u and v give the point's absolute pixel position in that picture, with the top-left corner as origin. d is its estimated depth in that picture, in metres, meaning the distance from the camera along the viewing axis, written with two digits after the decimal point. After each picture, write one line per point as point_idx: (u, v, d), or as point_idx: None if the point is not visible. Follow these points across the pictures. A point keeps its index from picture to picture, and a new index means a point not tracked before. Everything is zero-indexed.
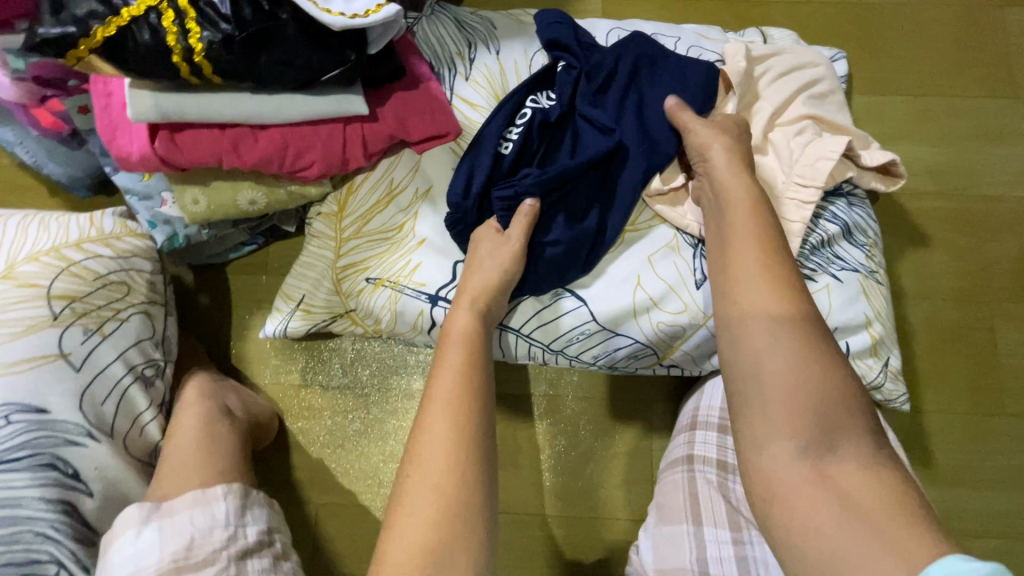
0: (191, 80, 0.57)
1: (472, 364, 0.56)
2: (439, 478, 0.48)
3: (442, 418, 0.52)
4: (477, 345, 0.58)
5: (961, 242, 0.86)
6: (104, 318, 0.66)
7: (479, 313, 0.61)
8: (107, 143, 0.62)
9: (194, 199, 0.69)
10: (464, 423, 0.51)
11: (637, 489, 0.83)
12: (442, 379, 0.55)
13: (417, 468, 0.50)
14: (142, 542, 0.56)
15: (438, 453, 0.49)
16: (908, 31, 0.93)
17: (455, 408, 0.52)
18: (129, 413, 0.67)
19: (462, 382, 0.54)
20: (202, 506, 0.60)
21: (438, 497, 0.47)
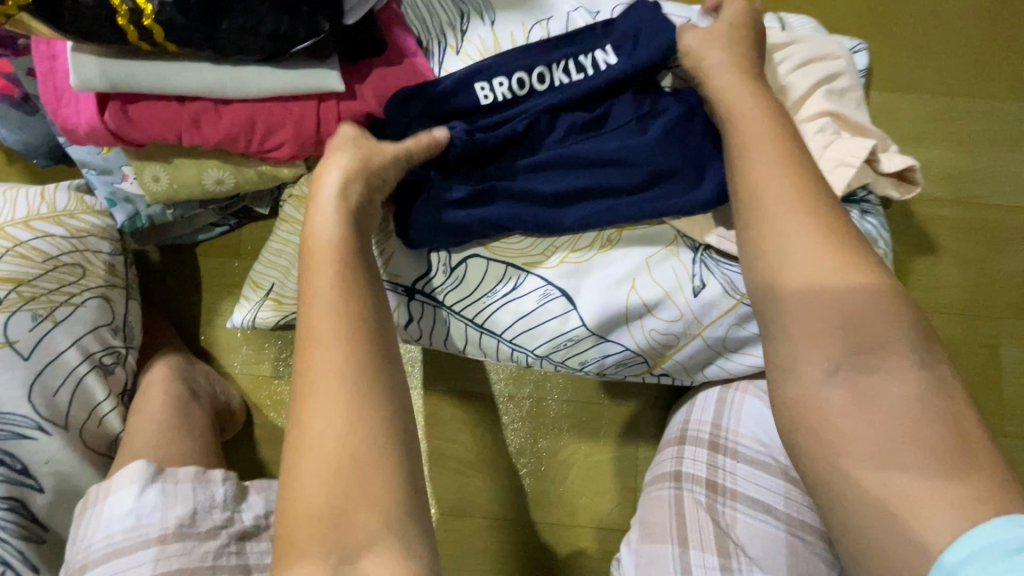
0: (143, 46, 0.51)
1: (346, 277, 0.48)
2: (342, 423, 0.42)
3: (329, 351, 0.44)
4: (344, 253, 0.50)
5: (974, 253, 0.81)
6: (56, 303, 0.61)
7: (351, 214, 0.53)
8: (51, 113, 0.56)
9: (155, 176, 0.64)
10: (354, 353, 0.45)
11: (619, 496, 0.80)
12: (318, 307, 0.47)
13: (308, 416, 0.43)
14: (144, 499, 0.54)
15: (331, 394, 0.43)
16: (934, 22, 0.85)
17: (342, 335, 0.45)
18: (85, 404, 0.63)
19: (339, 309, 0.47)
20: (204, 482, 0.57)
21: (343, 444, 0.42)
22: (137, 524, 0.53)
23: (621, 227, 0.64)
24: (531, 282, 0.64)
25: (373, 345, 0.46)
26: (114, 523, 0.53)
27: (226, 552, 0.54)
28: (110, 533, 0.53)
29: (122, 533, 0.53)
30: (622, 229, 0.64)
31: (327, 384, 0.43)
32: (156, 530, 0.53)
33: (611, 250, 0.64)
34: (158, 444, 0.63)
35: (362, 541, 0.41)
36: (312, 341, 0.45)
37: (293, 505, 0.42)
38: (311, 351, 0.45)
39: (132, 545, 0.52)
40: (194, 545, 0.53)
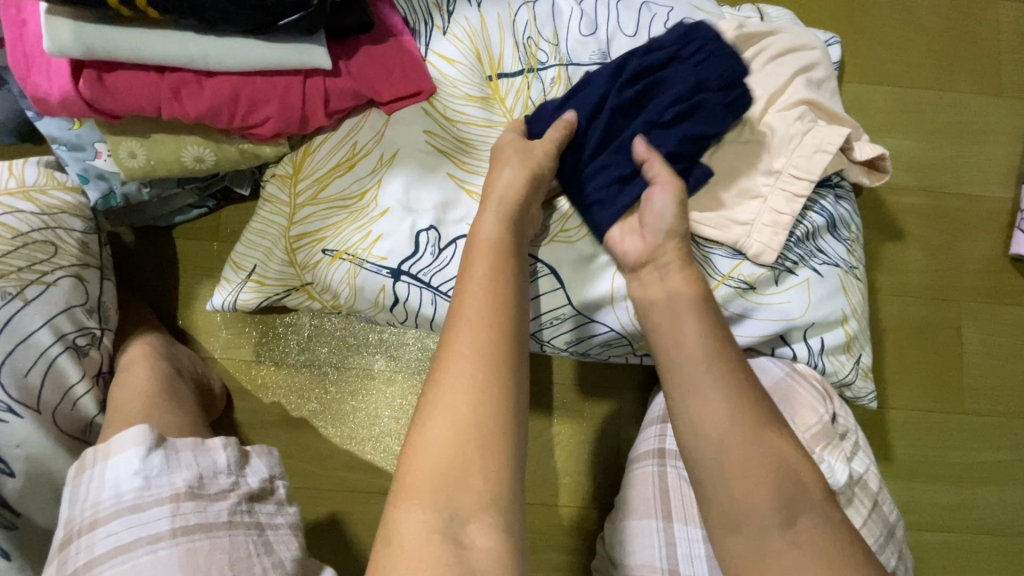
0: (121, 11, 0.50)
1: (500, 272, 0.54)
2: (473, 398, 0.46)
3: (476, 334, 0.49)
4: (507, 258, 0.55)
5: (940, 240, 0.85)
6: (27, 281, 0.58)
7: (501, 219, 0.58)
8: (20, 80, 0.53)
9: (131, 152, 0.63)
10: (501, 351, 0.49)
11: (603, 477, 0.82)
12: (472, 295, 0.51)
13: (441, 391, 0.47)
14: (150, 461, 0.54)
15: (471, 381, 0.47)
16: (901, 19, 0.89)
17: (490, 323, 0.50)
18: (59, 385, 0.61)
19: (493, 304, 0.51)
20: (204, 450, 0.57)
21: (470, 416, 0.45)
22: (147, 484, 0.53)
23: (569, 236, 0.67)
24: None
25: (517, 340, 0.50)
26: (121, 482, 0.53)
27: (240, 511, 0.55)
28: (119, 492, 0.52)
29: (132, 493, 0.52)
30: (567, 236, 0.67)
31: (466, 365, 0.47)
32: (168, 490, 0.53)
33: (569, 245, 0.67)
34: (152, 410, 0.63)
35: (473, 522, 0.42)
36: (464, 318, 0.50)
37: (417, 469, 0.44)
38: (459, 332, 0.49)
39: (145, 502, 0.52)
40: (207, 505, 0.53)
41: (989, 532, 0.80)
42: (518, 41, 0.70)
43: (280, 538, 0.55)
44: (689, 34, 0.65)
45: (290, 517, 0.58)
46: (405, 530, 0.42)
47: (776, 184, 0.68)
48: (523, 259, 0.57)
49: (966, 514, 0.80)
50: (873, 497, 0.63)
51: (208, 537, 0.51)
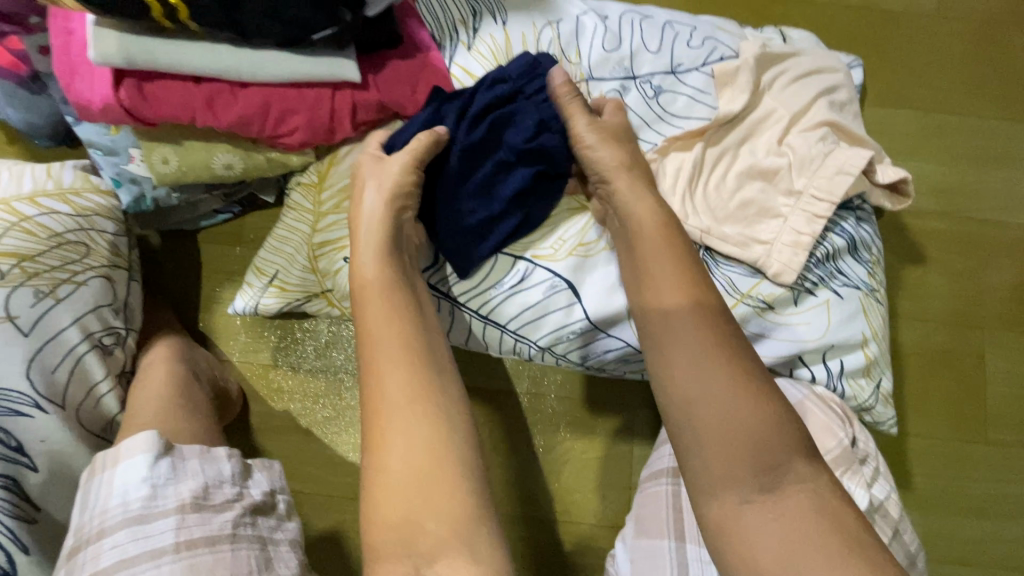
0: (164, 23, 0.52)
1: (397, 315, 0.55)
2: (414, 444, 0.48)
3: (396, 380, 0.51)
4: (399, 294, 0.56)
5: (962, 264, 0.84)
6: (59, 281, 0.60)
7: (383, 253, 0.58)
8: (65, 87, 0.56)
9: (164, 158, 0.65)
10: (421, 393, 0.51)
11: (614, 494, 0.81)
12: (383, 342, 0.53)
13: (383, 442, 0.49)
14: (158, 470, 0.57)
15: (409, 430, 0.49)
16: (922, 44, 0.89)
17: (403, 363, 0.52)
18: (83, 382, 0.62)
19: (401, 349, 0.53)
20: (210, 458, 0.61)
21: (415, 463, 0.47)
22: (154, 493, 0.56)
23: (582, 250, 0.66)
24: (540, 273, 0.66)
25: (437, 371, 0.53)
26: (130, 491, 0.56)
27: (243, 523, 0.58)
28: (127, 500, 0.55)
29: (139, 502, 0.55)
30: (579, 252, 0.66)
31: (393, 413, 0.50)
32: (173, 500, 0.56)
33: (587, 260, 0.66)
34: (166, 418, 0.64)
35: (437, 560, 0.44)
36: (378, 369, 0.52)
37: (376, 521, 0.46)
38: (379, 383, 0.51)
39: (151, 513, 0.55)
40: (211, 516, 0.56)
41: (1014, 568, 0.78)
42: None
43: (281, 555, 0.59)
44: (530, 70, 0.64)
45: (290, 533, 0.62)
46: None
47: (797, 204, 0.68)
48: (415, 289, 0.58)
49: (988, 548, 0.78)
50: (894, 525, 0.62)
51: (211, 551, 0.54)
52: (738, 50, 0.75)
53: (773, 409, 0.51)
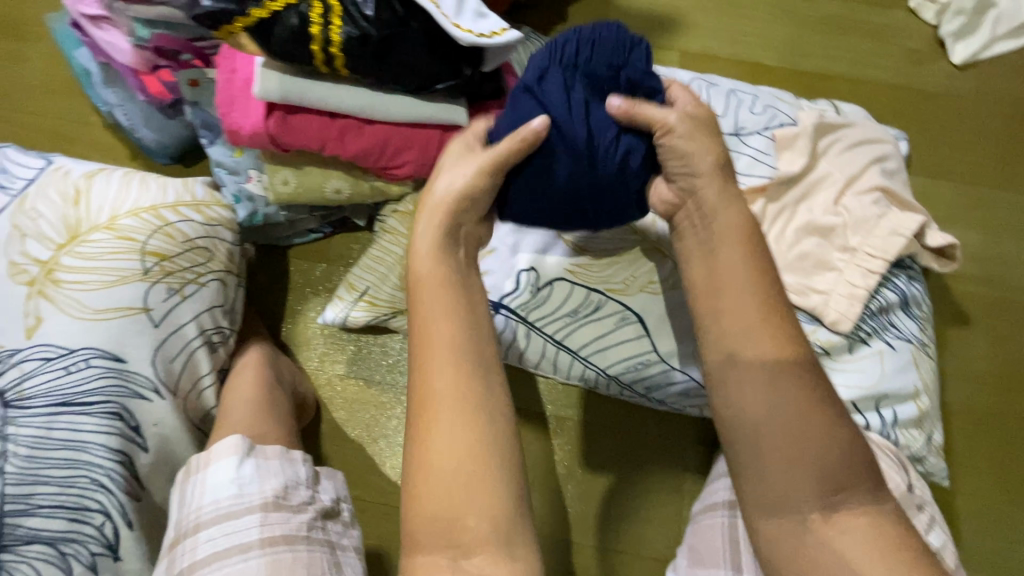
0: (321, 69, 0.62)
1: (452, 309, 0.53)
2: (461, 445, 0.48)
3: (445, 376, 0.50)
4: (454, 287, 0.54)
5: (1005, 329, 0.88)
6: (186, 281, 0.67)
7: (439, 241, 0.55)
8: (222, 115, 0.65)
9: (284, 179, 0.73)
10: (473, 394, 0.50)
11: (662, 527, 0.83)
12: (438, 334, 0.51)
13: (430, 441, 0.48)
14: (244, 470, 0.61)
15: (457, 431, 0.48)
16: (964, 124, 0.97)
17: (455, 362, 0.50)
18: (192, 375, 0.68)
19: (455, 346, 0.51)
20: (289, 461, 0.65)
21: (462, 464, 0.48)
22: (241, 492, 0.60)
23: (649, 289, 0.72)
24: (612, 306, 0.72)
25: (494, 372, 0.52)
26: (220, 490, 0.60)
27: (315, 527, 0.62)
28: (217, 498, 0.60)
29: (228, 499, 0.60)
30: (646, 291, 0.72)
31: (448, 411, 0.49)
32: (258, 498, 0.60)
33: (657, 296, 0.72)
34: (255, 420, 0.70)
35: (476, 556, 0.46)
36: (426, 362, 0.51)
37: (417, 517, 0.47)
38: (428, 378, 0.50)
39: (238, 511, 0.59)
40: (290, 516, 0.60)
41: None
42: None
43: (348, 561, 0.62)
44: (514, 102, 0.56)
45: (354, 540, 0.66)
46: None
47: (852, 259, 0.74)
48: (470, 279, 0.56)
49: None
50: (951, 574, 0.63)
51: (291, 549, 0.58)
52: (796, 119, 0.83)
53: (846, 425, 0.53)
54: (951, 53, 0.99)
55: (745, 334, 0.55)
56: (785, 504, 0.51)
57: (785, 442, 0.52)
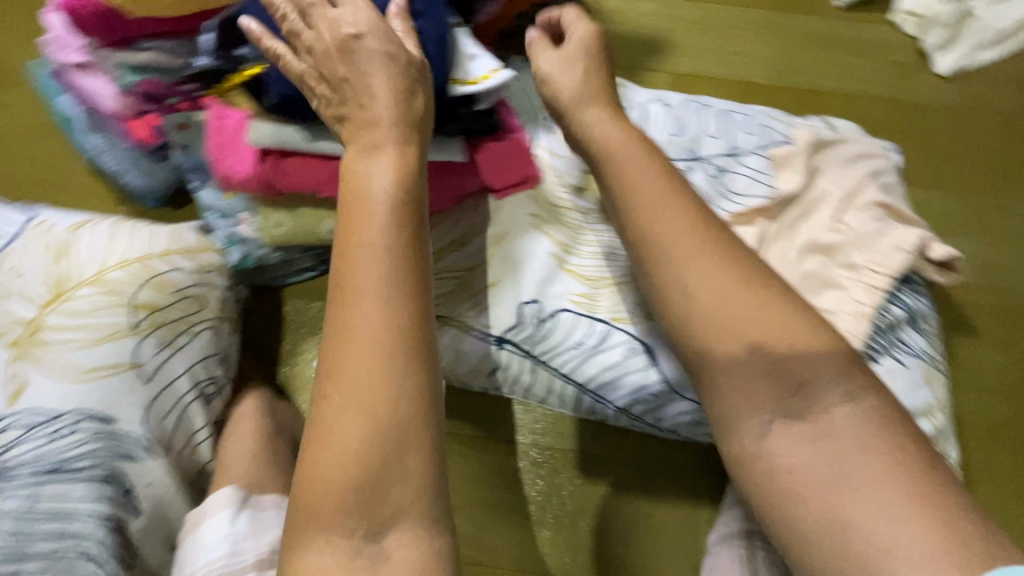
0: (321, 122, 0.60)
1: (389, 264, 0.47)
2: (374, 411, 0.44)
3: (372, 331, 0.46)
4: (404, 235, 0.49)
5: (1012, 338, 0.87)
6: (178, 331, 0.65)
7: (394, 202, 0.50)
8: (214, 162, 0.63)
9: (278, 223, 0.72)
10: (403, 359, 0.45)
11: (678, 558, 0.81)
12: (367, 288, 0.47)
13: (333, 400, 0.45)
14: (237, 526, 0.59)
15: (377, 394, 0.44)
16: (955, 133, 0.98)
17: (383, 322, 0.46)
18: (186, 430, 0.66)
19: (385, 301, 0.46)
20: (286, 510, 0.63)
21: (367, 434, 0.44)
22: (235, 550, 0.58)
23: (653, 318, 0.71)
24: (619, 336, 0.70)
25: (403, 362, 0.45)
26: (212, 549, 0.58)
27: None
28: (209, 559, 0.57)
29: (221, 560, 0.57)
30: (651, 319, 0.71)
31: (343, 388, 0.45)
32: (253, 555, 0.58)
33: None
34: (253, 469, 0.68)
35: (393, 530, 0.44)
36: (347, 310, 0.47)
37: (318, 478, 0.44)
38: (351, 331, 0.46)
39: (230, 571, 0.57)
40: None
41: None
42: None
43: None
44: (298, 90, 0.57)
45: None
46: (311, 558, 0.43)
47: (857, 277, 0.73)
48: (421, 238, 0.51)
49: None
50: None
51: None
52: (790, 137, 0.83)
53: (844, 348, 0.54)
54: (937, 64, 1.00)
55: (657, 204, 0.60)
56: (784, 484, 0.51)
57: (743, 323, 0.54)
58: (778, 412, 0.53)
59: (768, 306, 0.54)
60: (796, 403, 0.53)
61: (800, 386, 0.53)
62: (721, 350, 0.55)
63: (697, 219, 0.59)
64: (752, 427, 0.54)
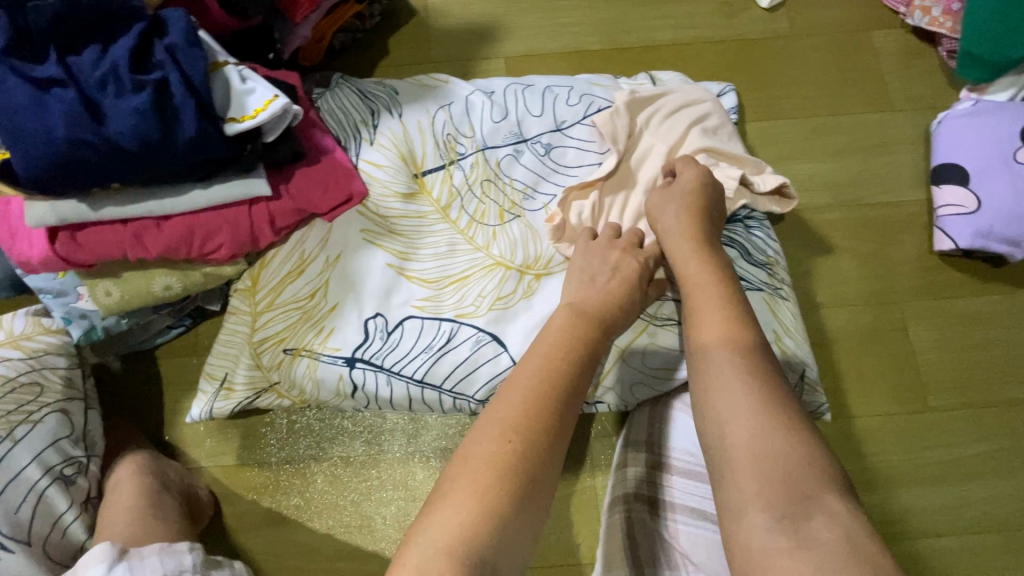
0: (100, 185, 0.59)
1: (568, 345, 0.56)
2: (495, 476, 0.44)
3: (514, 401, 0.49)
4: (581, 330, 0.58)
5: (868, 248, 0.90)
6: (15, 423, 0.65)
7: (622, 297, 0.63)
8: (8, 249, 0.64)
9: (107, 291, 0.70)
10: (540, 427, 0.48)
11: (588, 527, 0.82)
12: (531, 362, 0.53)
13: (468, 461, 0.45)
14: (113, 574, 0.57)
15: (498, 462, 0.45)
16: (787, 61, 0.99)
17: (530, 391, 0.50)
18: (48, 515, 0.65)
19: (559, 376, 0.52)
20: (171, 553, 0.61)
21: (479, 499, 0.43)
22: None
23: (492, 307, 0.72)
24: (465, 332, 0.71)
25: (530, 440, 0.47)
26: None
27: None
28: None
29: None
30: (492, 308, 0.72)
31: (506, 437, 0.46)
32: None
33: (506, 308, 0.72)
34: (134, 529, 0.67)
35: None
36: (510, 384, 0.51)
37: (419, 542, 0.42)
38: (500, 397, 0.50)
39: None
40: None
41: (989, 529, 0.79)
42: (438, 140, 0.80)
43: None
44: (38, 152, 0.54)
45: None
46: None
47: None
48: (602, 339, 0.59)
49: (957, 514, 0.80)
50: None
51: None
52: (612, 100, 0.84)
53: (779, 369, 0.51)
54: None
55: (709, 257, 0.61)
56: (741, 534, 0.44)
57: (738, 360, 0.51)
58: (786, 513, 0.43)
59: (766, 419, 0.47)
60: (793, 484, 0.44)
61: (778, 431, 0.46)
62: (729, 441, 0.47)
63: (732, 310, 0.55)
64: (756, 520, 0.43)
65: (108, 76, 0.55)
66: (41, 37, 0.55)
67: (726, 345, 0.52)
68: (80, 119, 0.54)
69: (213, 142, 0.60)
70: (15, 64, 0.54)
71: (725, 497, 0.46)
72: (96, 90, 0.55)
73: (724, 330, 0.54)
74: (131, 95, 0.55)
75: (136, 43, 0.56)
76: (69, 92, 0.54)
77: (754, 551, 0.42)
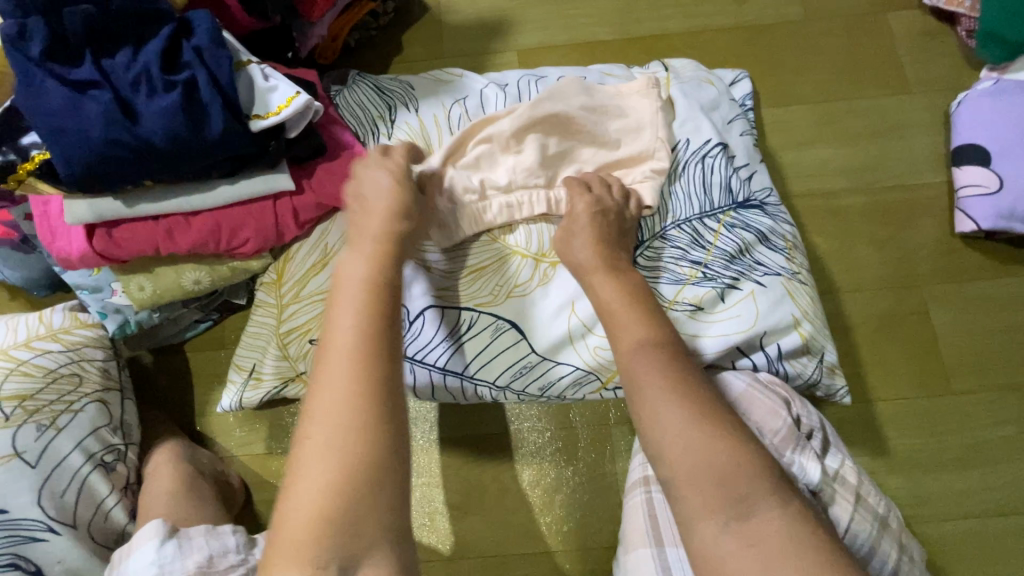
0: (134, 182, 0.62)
1: (373, 310, 0.52)
2: (330, 453, 0.45)
3: (339, 375, 0.48)
4: (380, 289, 0.54)
5: (885, 232, 0.89)
6: (57, 412, 0.68)
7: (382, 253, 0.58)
8: (48, 247, 0.67)
9: (140, 285, 0.73)
10: (363, 397, 0.47)
11: (606, 512, 0.83)
12: (340, 326, 0.50)
13: (309, 437, 0.46)
14: (164, 550, 0.61)
15: (327, 437, 0.45)
16: (800, 46, 0.99)
17: (349, 364, 0.48)
18: (91, 501, 0.68)
19: (365, 334, 0.50)
20: (216, 535, 0.63)
21: (336, 476, 0.44)
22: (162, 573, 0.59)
23: (511, 294, 0.74)
24: (484, 319, 0.73)
25: (373, 410, 0.46)
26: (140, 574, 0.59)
27: None
28: None
29: None
30: (511, 295, 0.74)
31: (327, 416, 0.46)
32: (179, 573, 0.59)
33: (525, 296, 0.74)
34: (176, 512, 0.70)
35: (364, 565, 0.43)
36: (326, 355, 0.49)
37: (285, 525, 0.43)
38: (318, 369, 0.49)
39: None
40: None
41: (1014, 512, 0.79)
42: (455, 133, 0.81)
43: None
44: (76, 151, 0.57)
45: None
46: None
47: None
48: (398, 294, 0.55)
49: (979, 497, 0.79)
50: (855, 491, 0.64)
51: None
52: None
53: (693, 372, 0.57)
54: None
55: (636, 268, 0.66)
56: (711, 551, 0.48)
57: (662, 371, 0.56)
58: (731, 515, 0.48)
59: (707, 425, 0.52)
60: (731, 491, 0.49)
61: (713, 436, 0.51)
62: (668, 446, 0.52)
63: (650, 315, 0.61)
64: (708, 529, 0.48)
65: (143, 78, 0.58)
66: (75, 41, 0.58)
67: (654, 349, 0.58)
68: (114, 119, 0.56)
69: (239, 139, 0.62)
70: (50, 67, 0.56)
71: (676, 506, 0.51)
72: (130, 91, 0.58)
73: (648, 338, 0.59)
74: (163, 94, 0.58)
75: (165, 44, 0.59)
76: (104, 93, 0.56)
77: (710, 554, 0.48)
